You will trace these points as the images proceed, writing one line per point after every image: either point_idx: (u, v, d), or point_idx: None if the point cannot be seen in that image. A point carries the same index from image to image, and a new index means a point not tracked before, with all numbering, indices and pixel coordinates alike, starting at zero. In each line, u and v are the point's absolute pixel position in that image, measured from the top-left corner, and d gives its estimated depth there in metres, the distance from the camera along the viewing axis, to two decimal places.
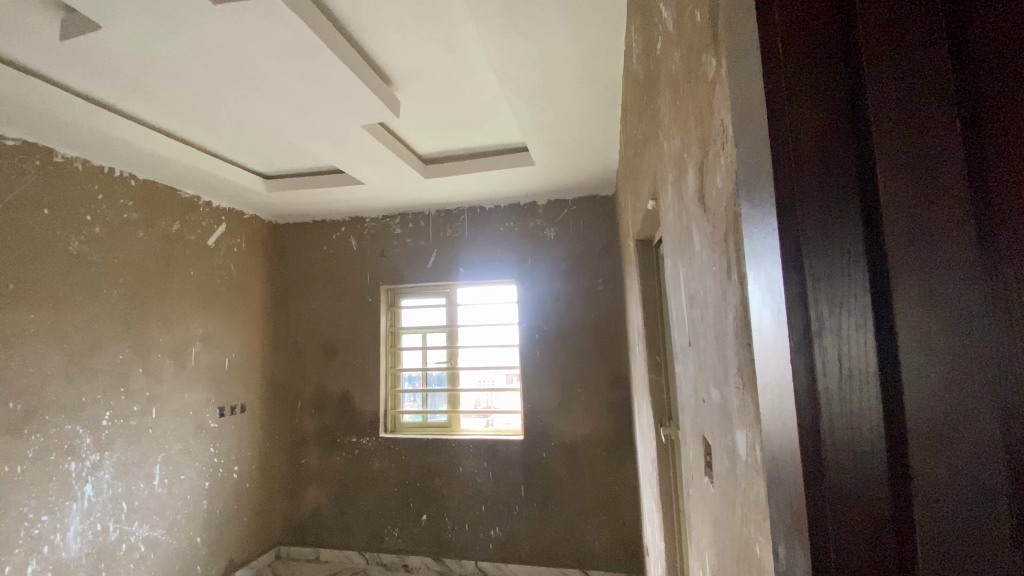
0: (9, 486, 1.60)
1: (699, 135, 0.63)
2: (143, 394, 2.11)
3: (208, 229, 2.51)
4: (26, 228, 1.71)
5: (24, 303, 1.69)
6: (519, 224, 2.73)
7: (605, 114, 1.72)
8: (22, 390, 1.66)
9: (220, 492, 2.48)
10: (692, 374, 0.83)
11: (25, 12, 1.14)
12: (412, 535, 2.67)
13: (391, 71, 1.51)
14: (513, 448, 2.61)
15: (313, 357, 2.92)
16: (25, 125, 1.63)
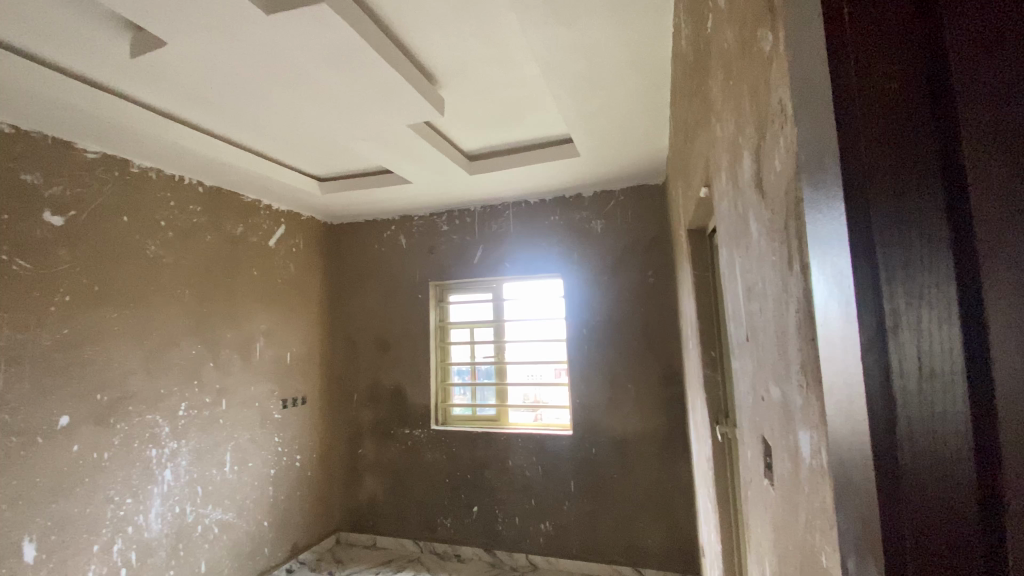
0: (97, 471, 1.76)
1: (756, 114, 0.58)
2: (214, 387, 2.26)
3: (269, 230, 2.64)
4: (109, 234, 1.86)
5: (108, 304, 1.84)
6: (565, 217, 2.70)
7: (653, 100, 1.66)
8: (107, 383, 1.81)
9: (284, 479, 2.62)
10: (750, 370, 0.78)
11: (102, 32, 1.23)
12: (464, 526, 2.72)
13: (434, 69, 1.52)
14: (562, 443, 2.60)
15: (368, 351, 3.02)
16: (105, 139, 1.78)
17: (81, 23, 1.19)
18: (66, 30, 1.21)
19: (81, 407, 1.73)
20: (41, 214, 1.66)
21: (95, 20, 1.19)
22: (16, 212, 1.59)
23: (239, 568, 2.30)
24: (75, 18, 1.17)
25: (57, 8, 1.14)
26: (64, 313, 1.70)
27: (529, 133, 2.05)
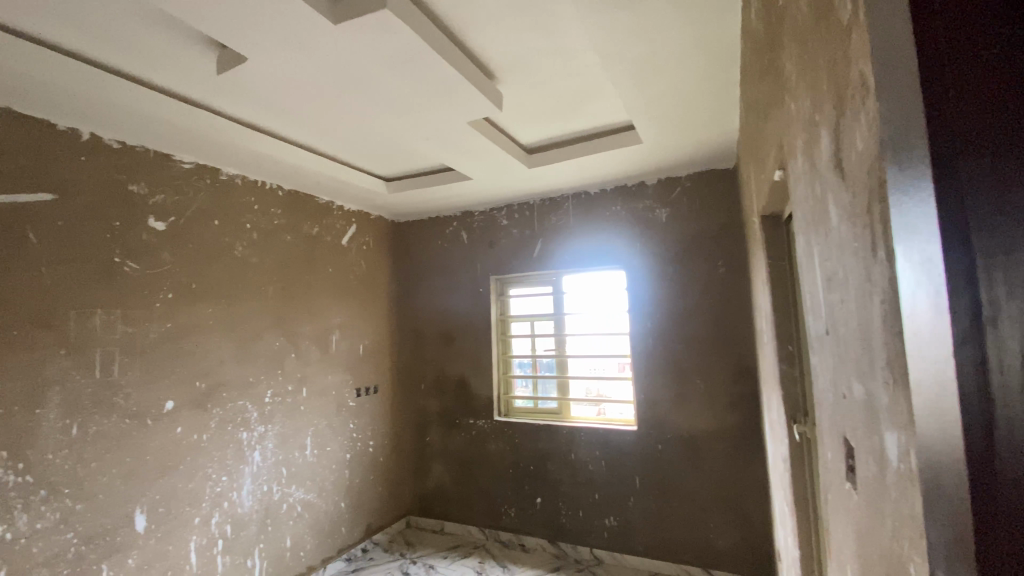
0: (197, 451, 1.96)
1: (835, 89, 0.54)
2: (295, 376, 2.43)
3: (341, 230, 2.80)
4: (202, 237, 2.05)
5: (203, 301, 2.04)
6: (626, 207, 2.63)
7: (721, 81, 1.57)
8: (204, 372, 2.01)
9: (359, 463, 2.78)
10: (831, 366, 0.72)
11: (192, 52, 1.35)
12: (528, 516, 2.75)
13: (492, 65, 1.53)
14: (626, 438, 2.55)
15: (434, 344, 3.13)
16: (197, 150, 1.96)
17: (175, 45, 1.32)
18: (162, 52, 1.34)
19: (183, 393, 1.93)
20: (147, 220, 1.86)
21: (187, 41, 1.30)
22: (126, 220, 1.79)
23: (320, 545, 2.48)
24: (169, 41, 1.30)
25: (154, 33, 1.26)
26: (166, 309, 1.90)
27: (588, 123, 2.01)
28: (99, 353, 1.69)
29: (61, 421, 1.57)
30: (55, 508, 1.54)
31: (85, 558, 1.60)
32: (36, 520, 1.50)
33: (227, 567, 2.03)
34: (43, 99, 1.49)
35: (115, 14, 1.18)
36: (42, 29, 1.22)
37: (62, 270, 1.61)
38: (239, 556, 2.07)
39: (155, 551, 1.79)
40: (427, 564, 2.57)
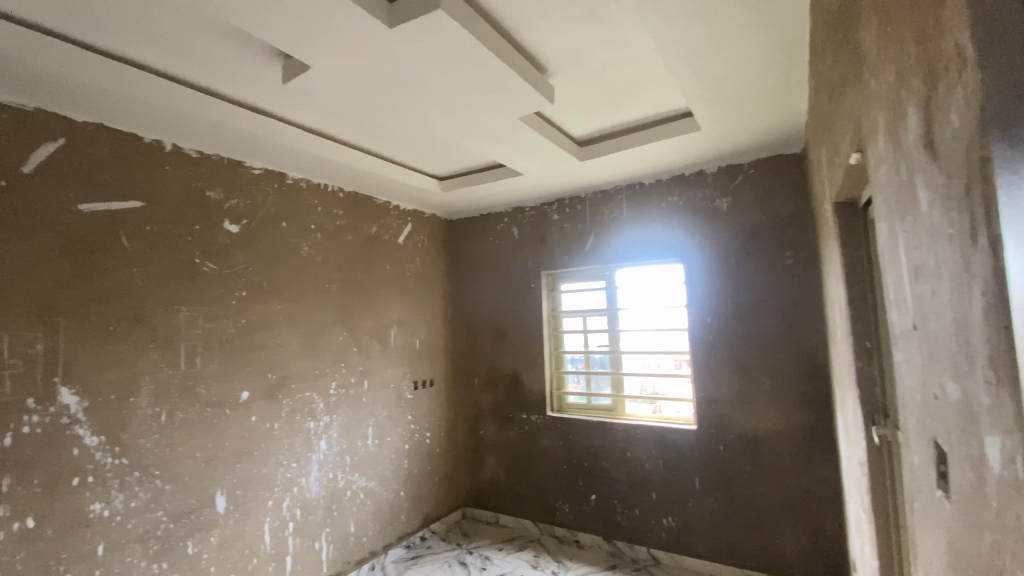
0: (270, 438, 2.09)
1: (923, 61, 0.49)
2: (357, 369, 2.54)
3: (398, 229, 2.88)
4: (271, 238, 2.18)
5: (273, 298, 2.17)
6: (684, 197, 2.52)
7: (788, 60, 1.47)
8: (275, 364, 2.14)
9: (417, 454, 2.86)
10: (919, 364, 0.66)
11: (260, 63, 1.44)
12: (582, 513, 2.73)
13: (543, 58, 1.51)
14: (685, 437, 2.46)
15: (487, 339, 3.16)
16: (266, 157, 2.09)
17: (244, 57, 1.40)
18: (233, 64, 1.43)
19: (256, 385, 2.07)
20: (223, 223, 2.00)
21: (254, 52, 1.38)
22: (204, 224, 1.94)
23: (381, 531, 2.58)
24: (240, 53, 1.38)
25: (225, 47, 1.35)
26: (241, 306, 2.04)
27: (642, 112, 1.95)
28: (183, 347, 1.84)
29: (151, 409, 1.73)
30: (146, 488, 1.70)
31: (173, 534, 1.75)
32: (131, 499, 1.66)
33: (298, 549, 2.16)
34: (133, 114, 1.64)
35: (191, 32, 1.27)
36: (133, 50, 1.34)
37: (151, 271, 1.77)
38: (308, 539, 2.20)
39: (234, 530, 1.93)
40: (483, 555, 2.61)
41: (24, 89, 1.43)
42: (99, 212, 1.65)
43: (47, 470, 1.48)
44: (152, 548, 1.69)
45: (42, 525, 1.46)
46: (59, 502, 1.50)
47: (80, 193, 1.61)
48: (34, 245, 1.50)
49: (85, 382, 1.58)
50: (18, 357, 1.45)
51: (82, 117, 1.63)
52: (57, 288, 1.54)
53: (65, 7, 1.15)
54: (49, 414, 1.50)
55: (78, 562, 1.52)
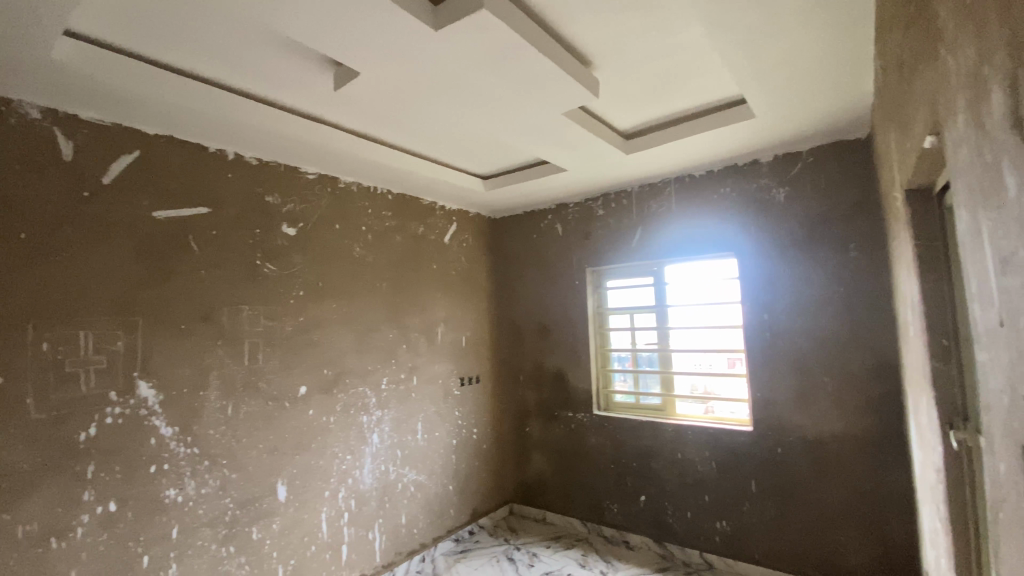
0: (326, 431, 2.19)
1: (1011, 34, 0.44)
2: (406, 365, 2.61)
3: (443, 228, 2.93)
4: (325, 239, 2.27)
5: (328, 297, 2.26)
6: (738, 188, 2.42)
7: (853, 41, 1.37)
8: (330, 360, 2.24)
9: (464, 450, 2.91)
10: (1008, 366, 0.60)
11: (314, 72, 1.50)
12: (631, 513, 2.68)
13: (588, 51, 1.49)
14: (739, 438, 2.36)
15: (532, 336, 3.16)
16: (320, 162, 2.18)
17: (296, 67, 1.46)
18: (289, 74, 1.50)
19: (313, 380, 2.17)
20: (281, 227, 2.11)
21: (307, 61, 1.44)
22: (264, 227, 2.05)
23: (431, 524, 2.64)
24: (295, 63, 1.45)
25: (279, 58, 1.41)
26: (298, 305, 2.14)
27: (691, 101, 1.88)
28: (247, 343, 1.95)
29: (219, 402, 1.85)
30: (215, 476, 1.82)
31: (239, 520, 1.87)
32: (201, 486, 1.78)
33: (352, 538, 2.25)
34: (200, 126, 1.75)
35: (248, 44, 1.34)
36: (200, 65, 1.44)
37: (218, 273, 1.89)
38: (362, 529, 2.29)
39: (294, 518, 2.04)
40: (531, 552, 2.62)
41: (107, 107, 1.56)
42: (170, 219, 1.78)
43: (127, 457, 1.62)
44: (221, 533, 1.81)
45: (123, 508, 1.59)
46: (138, 487, 1.63)
47: (153, 201, 1.74)
48: (114, 250, 1.64)
49: (160, 376, 1.71)
50: (102, 353, 1.59)
51: (154, 130, 1.76)
52: (134, 290, 1.67)
53: (143, 27, 1.24)
54: (130, 405, 1.64)
55: (156, 544, 1.65)
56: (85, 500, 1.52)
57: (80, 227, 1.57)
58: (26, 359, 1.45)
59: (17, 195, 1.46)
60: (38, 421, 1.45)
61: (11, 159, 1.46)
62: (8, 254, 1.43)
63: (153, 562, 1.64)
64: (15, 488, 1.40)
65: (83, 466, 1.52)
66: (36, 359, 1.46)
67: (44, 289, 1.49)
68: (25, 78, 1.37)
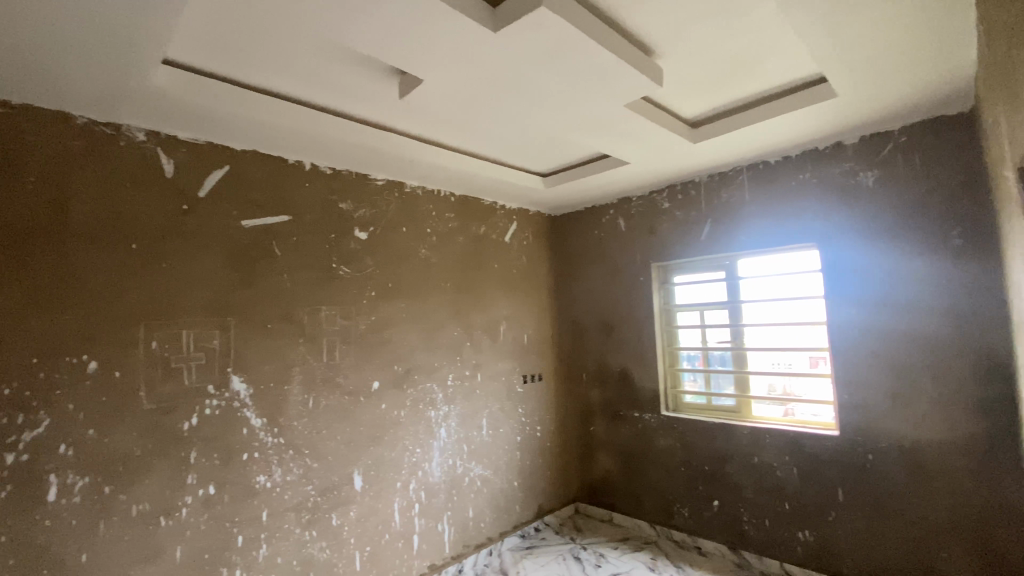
0: (397, 425, 2.29)
1: None
2: (471, 362, 2.67)
3: (504, 227, 2.96)
4: (393, 242, 2.37)
5: (397, 297, 2.36)
6: (819, 173, 2.24)
7: (954, 7, 1.23)
8: (399, 357, 2.33)
9: (529, 447, 2.92)
10: None
11: (381, 82, 1.57)
12: (703, 518, 2.57)
13: (650, 40, 1.44)
14: (824, 443, 2.19)
15: (594, 334, 3.12)
16: (387, 169, 2.27)
17: (363, 78, 1.54)
18: (358, 85, 1.58)
19: (385, 376, 2.27)
20: (353, 231, 2.22)
21: (373, 72, 1.51)
22: (338, 232, 2.17)
23: (497, 519, 2.69)
24: (364, 75, 1.52)
25: (349, 71, 1.49)
26: (370, 305, 2.25)
27: (764, 84, 1.76)
28: (324, 341, 2.08)
29: (302, 396, 1.99)
30: (299, 464, 1.95)
31: (320, 506, 2.00)
32: (287, 473, 1.92)
33: (423, 528, 2.33)
34: (280, 141, 1.89)
35: (320, 60, 1.43)
36: (279, 83, 1.55)
37: (298, 276, 2.03)
38: (431, 520, 2.37)
39: (369, 506, 2.15)
40: (598, 552, 2.59)
41: (202, 126, 1.73)
42: (256, 227, 1.93)
43: (223, 445, 1.78)
44: (304, 518, 1.95)
45: (221, 491, 1.76)
46: (233, 472, 1.79)
47: (241, 211, 1.90)
48: (209, 257, 1.81)
49: (250, 372, 1.87)
50: (201, 350, 1.76)
51: (241, 146, 1.91)
52: (226, 293, 1.84)
53: (231, 51, 1.36)
54: (225, 398, 1.80)
55: (248, 525, 1.81)
56: (189, 482, 1.69)
57: (181, 237, 1.75)
58: (139, 356, 1.63)
59: (128, 210, 1.65)
60: (149, 410, 1.64)
61: (123, 178, 1.65)
62: (122, 263, 1.62)
63: (246, 541, 1.79)
64: (131, 469, 1.59)
65: (186, 452, 1.69)
66: (147, 355, 1.65)
67: (152, 293, 1.67)
68: (134, 105, 1.54)
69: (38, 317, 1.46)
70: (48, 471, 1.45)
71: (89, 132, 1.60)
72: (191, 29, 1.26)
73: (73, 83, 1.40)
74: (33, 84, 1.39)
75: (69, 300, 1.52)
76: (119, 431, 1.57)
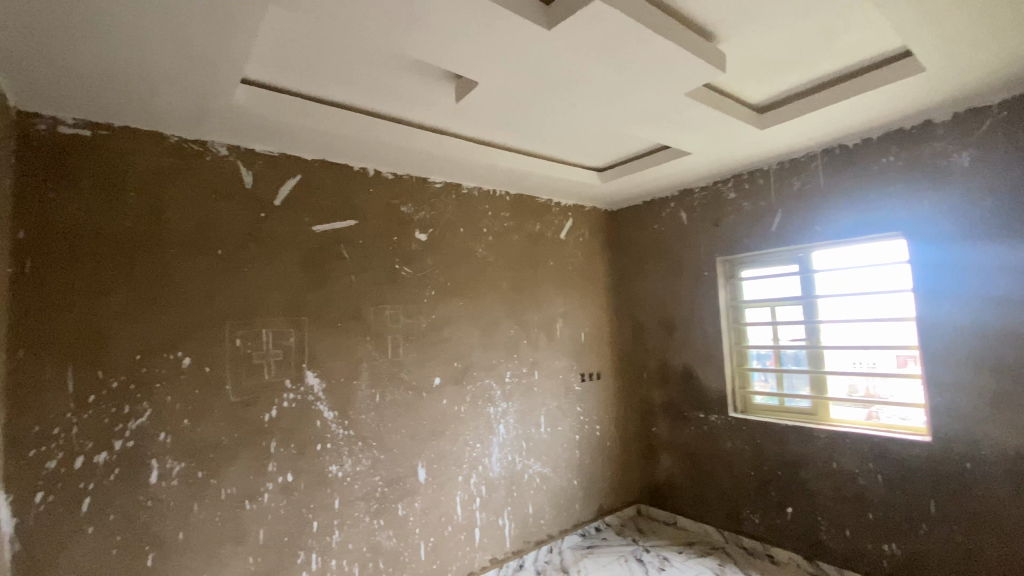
0: (457, 420, 2.35)
1: None
2: (528, 360, 2.69)
3: (560, 224, 2.95)
4: (452, 242, 2.43)
5: (455, 295, 2.42)
6: (905, 155, 2.06)
7: None
8: (459, 354, 2.39)
9: (588, 446, 2.90)
10: None
11: (438, 87, 1.61)
12: (776, 525, 2.44)
13: (710, 24, 1.39)
14: (913, 450, 2.01)
15: (655, 331, 3.04)
16: (445, 172, 2.34)
17: (421, 84, 1.58)
18: (416, 91, 1.63)
19: (445, 372, 2.34)
20: (414, 233, 2.31)
21: (431, 78, 1.56)
22: (400, 234, 2.26)
23: (558, 517, 2.69)
24: (422, 81, 1.57)
25: (409, 78, 1.55)
26: (430, 303, 2.33)
27: (840, 62, 1.63)
28: (389, 339, 2.18)
29: (369, 391, 2.10)
30: (367, 455, 2.06)
31: (387, 496, 2.09)
32: (357, 464, 2.03)
33: (484, 522, 2.38)
34: (346, 149, 1.99)
35: (382, 70, 1.49)
36: (346, 95, 1.64)
37: (364, 277, 2.14)
38: (492, 514, 2.41)
39: (433, 499, 2.23)
40: (661, 555, 2.52)
41: (277, 139, 1.85)
42: (326, 231, 2.05)
43: (299, 436, 1.91)
44: (373, 507, 2.05)
45: (298, 479, 1.88)
46: (309, 461, 1.91)
47: (312, 217, 2.03)
48: (284, 260, 1.94)
49: (322, 367, 1.99)
50: (279, 347, 1.89)
51: (311, 156, 2.03)
52: (300, 294, 1.96)
53: (302, 67, 1.46)
54: (301, 392, 1.93)
55: (322, 512, 1.93)
56: (270, 470, 1.83)
57: (259, 242, 1.89)
58: (225, 352, 1.78)
59: (213, 219, 1.80)
60: (235, 402, 1.79)
61: (209, 190, 1.80)
62: (210, 268, 1.78)
63: (321, 527, 1.91)
64: (220, 457, 1.74)
65: (267, 441, 1.83)
66: (232, 352, 1.80)
67: (235, 295, 1.82)
68: (218, 122, 1.69)
69: (140, 319, 1.64)
70: (150, 456, 1.62)
71: (179, 149, 1.76)
72: (267, 49, 1.36)
73: (166, 106, 1.55)
74: (133, 108, 1.55)
75: (165, 303, 1.69)
76: (208, 421, 1.73)
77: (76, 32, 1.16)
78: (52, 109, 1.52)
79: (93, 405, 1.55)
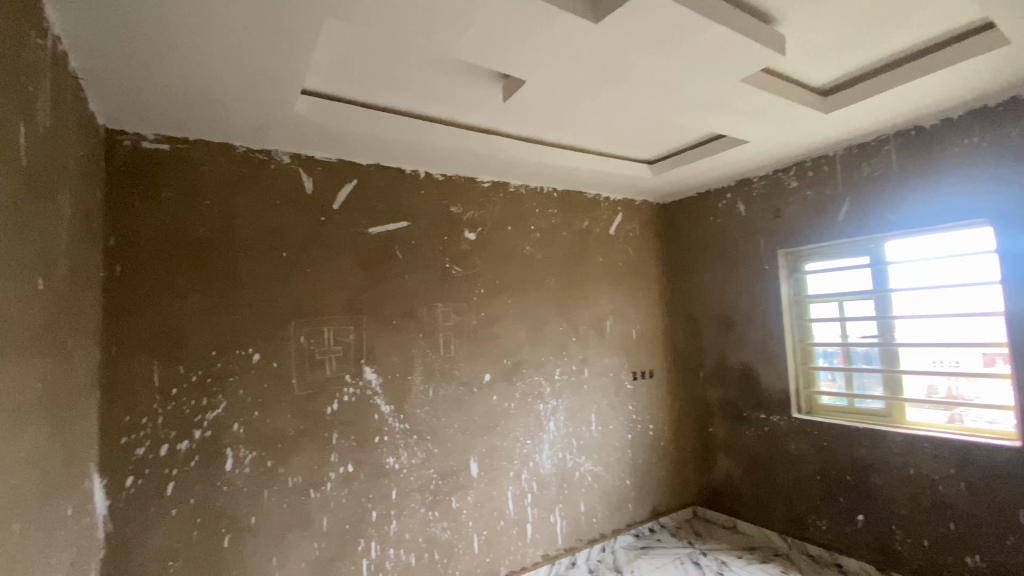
0: (508, 416, 2.38)
1: None
2: (578, 357, 2.68)
3: (609, 220, 2.92)
4: (500, 240, 2.47)
5: (505, 293, 2.45)
6: (994, 135, 1.88)
7: None
8: (509, 352, 2.43)
9: (641, 444, 2.86)
10: None
11: (486, 88, 1.64)
12: (844, 533, 2.31)
13: (767, 5, 1.33)
14: (1004, 457, 1.84)
15: (710, 329, 2.94)
16: (494, 171, 2.37)
17: (469, 86, 1.62)
18: (465, 93, 1.67)
19: (496, 369, 2.38)
20: (463, 232, 2.35)
21: (480, 79, 1.59)
22: (450, 234, 2.32)
23: (610, 515, 2.67)
24: (471, 83, 1.60)
25: (458, 81, 1.58)
26: (480, 301, 2.37)
27: (914, 37, 1.52)
28: (441, 336, 2.24)
29: (423, 386, 2.17)
30: (422, 449, 2.13)
31: (441, 489, 2.16)
32: (412, 456, 2.11)
33: (535, 518, 2.40)
34: (399, 153, 2.06)
35: (432, 74, 1.54)
36: (398, 100, 1.70)
37: (417, 276, 2.21)
38: (544, 510, 2.43)
39: (485, 493, 2.27)
40: (719, 559, 2.45)
41: (335, 146, 1.95)
42: (381, 233, 2.14)
43: (359, 429, 2.00)
44: (428, 498, 2.12)
45: (358, 470, 1.98)
46: (368, 453, 2.01)
47: (368, 220, 2.12)
48: (342, 261, 2.04)
49: (379, 364, 2.08)
50: (339, 344, 1.99)
51: (366, 161, 2.12)
52: (357, 293, 2.06)
53: (357, 76, 1.52)
54: (360, 387, 2.02)
55: (381, 501, 2.02)
56: (332, 460, 1.94)
57: (319, 245, 2.00)
58: (290, 348, 1.90)
59: (278, 224, 1.93)
60: (300, 396, 1.90)
61: (273, 197, 1.93)
62: (275, 270, 1.90)
63: (379, 516, 2.00)
64: (287, 446, 1.86)
65: (329, 433, 1.94)
66: (297, 348, 1.91)
67: (299, 295, 1.94)
68: (283, 132, 1.80)
69: (215, 317, 1.78)
70: (225, 445, 1.76)
71: (246, 159, 1.89)
72: (326, 61, 1.43)
73: (236, 119, 1.68)
74: (206, 123, 1.69)
75: (237, 302, 1.82)
76: (277, 413, 1.85)
77: (160, 54, 1.28)
78: (137, 127, 1.68)
79: (176, 397, 1.70)
